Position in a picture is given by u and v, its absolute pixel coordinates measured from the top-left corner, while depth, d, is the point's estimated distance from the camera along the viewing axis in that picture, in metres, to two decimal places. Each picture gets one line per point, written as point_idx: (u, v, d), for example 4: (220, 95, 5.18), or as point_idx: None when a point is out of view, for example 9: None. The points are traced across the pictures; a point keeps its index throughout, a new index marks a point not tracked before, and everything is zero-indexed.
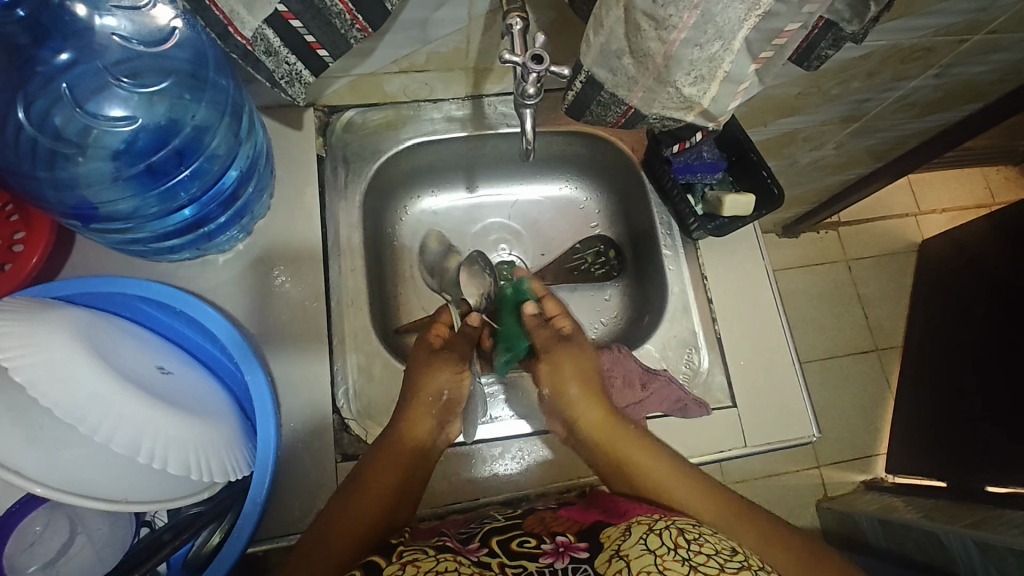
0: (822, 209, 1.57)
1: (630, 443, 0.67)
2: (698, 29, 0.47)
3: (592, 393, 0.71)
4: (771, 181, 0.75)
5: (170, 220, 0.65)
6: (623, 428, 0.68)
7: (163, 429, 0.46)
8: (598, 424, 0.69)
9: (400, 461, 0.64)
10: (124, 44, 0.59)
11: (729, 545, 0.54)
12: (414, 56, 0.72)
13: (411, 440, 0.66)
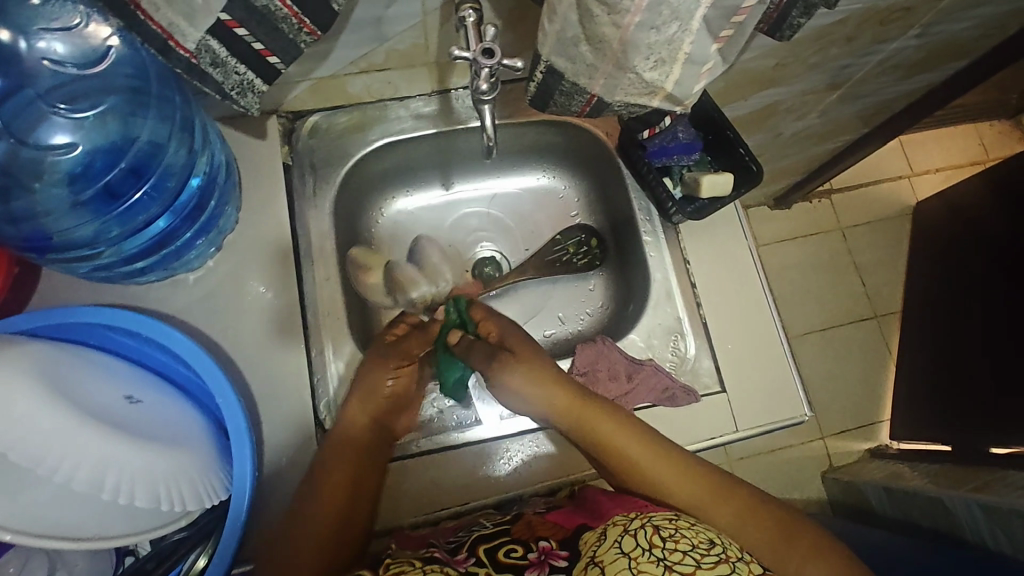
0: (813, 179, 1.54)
1: (603, 425, 0.64)
2: (652, 12, 0.45)
3: (548, 379, 0.66)
4: (749, 158, 0.74)
5: (134, 242, 0.63)
6: (591, 406, 0.65)
7: (124, 463, 0.47)
8: (566, 405, 0.65)
9: (353, 455, 0.63)
10: (56, 68, 0.57)
11: (707, 537, 0.55)
12: (373, 55, 0.70)
13: (359, 432, 0.65)
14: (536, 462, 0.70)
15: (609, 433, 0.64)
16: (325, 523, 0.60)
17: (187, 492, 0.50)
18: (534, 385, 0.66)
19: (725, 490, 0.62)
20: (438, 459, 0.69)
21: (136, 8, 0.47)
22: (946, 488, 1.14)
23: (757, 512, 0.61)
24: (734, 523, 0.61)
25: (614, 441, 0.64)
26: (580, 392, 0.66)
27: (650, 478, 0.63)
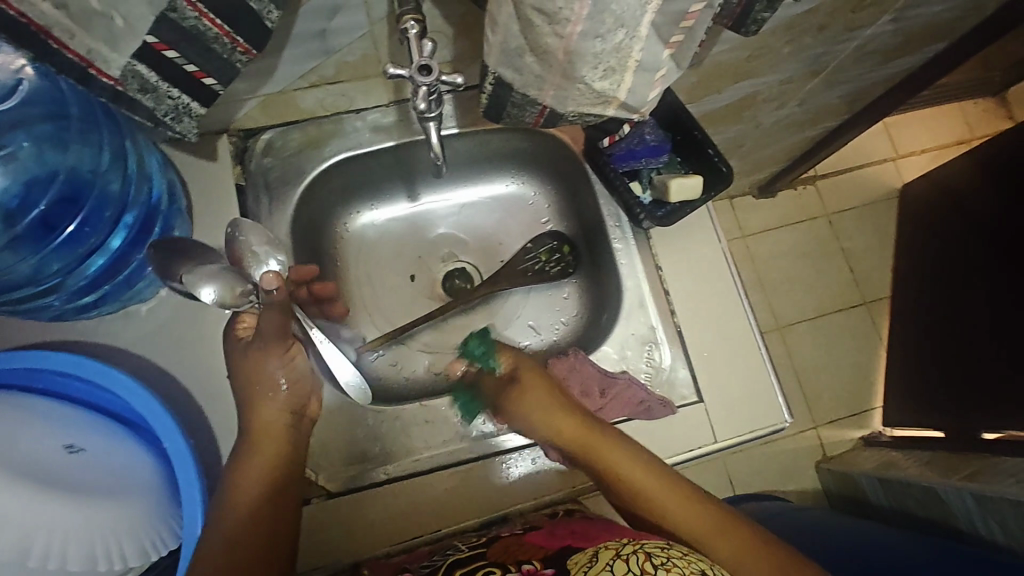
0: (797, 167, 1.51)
1: (608, 443, 0.62)
2: (595, 20, 0.42)
3: (559, 405, 0.65)
4: (718, 159, 0.71)
5: (79, 278, 0.61)
6: (596, 435, 0.63)
7: (52, 529, 0.48)
8: (573, 430, 0.63)
9: (272, 451, 0.59)
10: None
11: (700, 568, 0.49)
12: (321, 68, 0.67)
13: (272, 432, 0.60)
14: (507, 487, 0.68)
15: (611, 453, 0.61)
16: (249, 533, 0.54)
17: (126, 549, 0.52)
18: (533, 396, 0.66)
19: (729, 524, 0.58)
20: (403, 487, 0.67)
21: (45, 36, 0.44)
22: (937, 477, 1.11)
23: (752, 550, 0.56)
24: (730, 557, 0.56)
25: (619, 466, 0.61)
26: (583, 421, 0.64)
27: (654, 498, 0.60)
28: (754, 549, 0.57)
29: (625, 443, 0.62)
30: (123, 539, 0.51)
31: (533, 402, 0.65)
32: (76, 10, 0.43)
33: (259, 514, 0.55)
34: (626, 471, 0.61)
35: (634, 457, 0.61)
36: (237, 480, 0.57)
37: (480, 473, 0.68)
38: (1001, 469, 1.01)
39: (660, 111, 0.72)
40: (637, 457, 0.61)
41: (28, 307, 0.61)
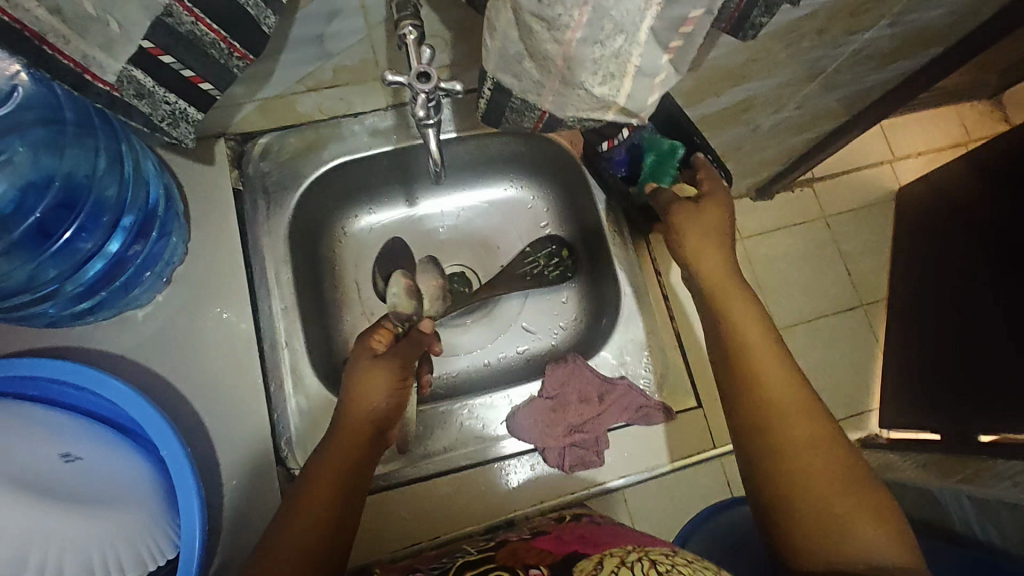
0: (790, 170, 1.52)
1: (809, 401, 0.58)
2: (594, 27, 0.42)
3: (716, 237, 0.67)
4: (715, 165, 0.69)
5: (76, 283, 0.60)
6: (755, 356, 0.60)
7: (47, 539, 0.49)
8: (779, 386, 0.58)
9: (355, 447, 0.58)
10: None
11: (706, 574, 0.47)
12: (319, 72, 0.66)
13: (364, 419, 0.59)
14: (506, 493, 0.67)
15: (794, 418, 0.57)
16: (315, 513, 0.53)
17: (124, 556, 0.51)
18: (735, 328, 0.62)
19: (860, 488, 0.54)
20: (404, 491, 0.67)
21: (40, 43, 0.43)
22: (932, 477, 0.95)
23: (866, 492, 0.54)
24: (862, 529, 0.52)
25: (765, 386, 0.59)
26: (775, 340, 0.61)
27: (823, 487, 0.54)
28: (871, 496, 0.54)
29: (809, 395, 0.59)
30: (118, 548, 0.50)
31: (735, 312, 0.63)
32: (71, 16, 0.43)
33: (330, 508, 0.54)
34: (783, 413, 0.57)
35: (781, 379, 0.59)
36: (321, 465, 0.56)
37: (481, 476, 0.67)
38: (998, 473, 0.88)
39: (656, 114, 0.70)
40: (778, 388, 0.58)
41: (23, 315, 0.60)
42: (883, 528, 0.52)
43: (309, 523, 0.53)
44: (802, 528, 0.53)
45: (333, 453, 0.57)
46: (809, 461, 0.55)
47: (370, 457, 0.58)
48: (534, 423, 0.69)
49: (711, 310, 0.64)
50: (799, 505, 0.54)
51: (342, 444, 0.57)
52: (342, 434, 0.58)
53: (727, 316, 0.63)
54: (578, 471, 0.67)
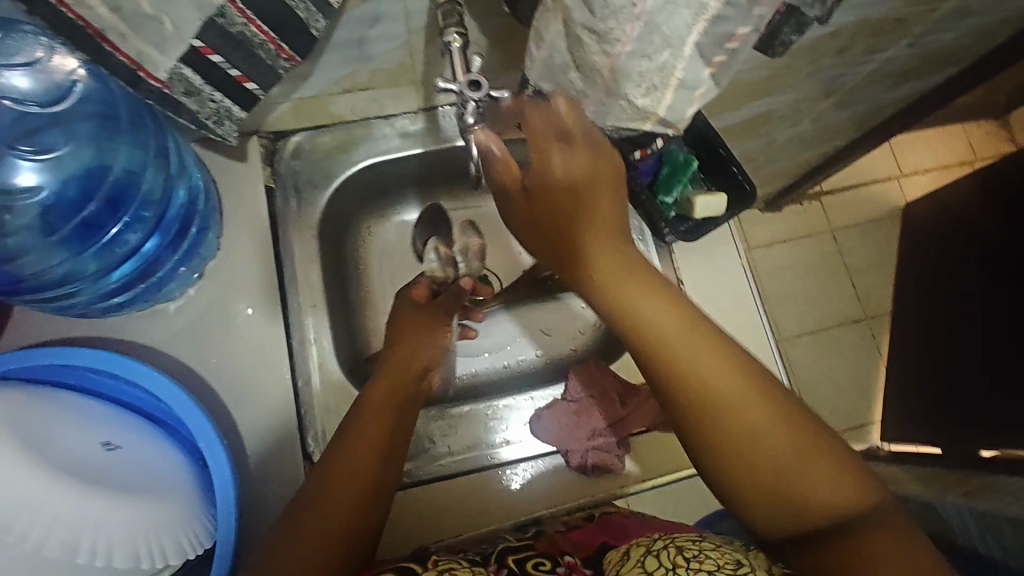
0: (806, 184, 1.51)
1: (748, 375, 0.50)
2: (643, 40, 0.44)
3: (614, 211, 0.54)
4: (742, 177, 0.72)
5: (113, 276, 0.61)
6: (667, 336, 0.50)
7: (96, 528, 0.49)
8: (715, 369, 0.49)
9: (386, 414, 0.58)
10: (16, 105, 0.55)
11: (734, 559, 0.50)
12: (357, 75, 0.68)
13: (393, 403, 0.59)
14: (530, 492, 0.68)
15: (741, 406, 0.49)
16: (339, 497, 0.52)
17: (166, 544, 0.51)
18: (644, 323, 0.51)
19: (814, 445, 0.48)
20: (430, 488, 0.67)
21: (99, 39, 0.44)
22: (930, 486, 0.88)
23: (822, 446, 0.48)
24: (822, 487, 0.47)
25: (700, 376, 0.49)
26: (675, 300, 0.52)
27: (781, 460, 0.47)
28: (826, 450, 0.48)
29: (742, 362, 0.50)
30: (162, 537, 0.51)
31: (636, 290, 0.52)
32: (131, 14, 0.43)
33: (360, 490, 0.53)
34: (721, 413, 0.49)
35: (716, 364, 0.49)
36: (344, 449, 0.54)
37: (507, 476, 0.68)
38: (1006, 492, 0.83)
39: (689, 132, 0.73)
40: (720, 372, 0.49)
41: (63, 307, 0.61)
42: (842, 477, 0.47)
43: (342, 487, 0.53)
44: (772, 507, 0.48)
45: (364, 421, 0.57)
46: (757, 447, 0.48)
47: (402, 420, 0.59)
48: (559, 425, 0.69)
49: (621, 321, 0.52)
50: (768, 493, 0.48)
51: (375, 411, 0.58)
52: (380, 398, 0.59)
53: (633, 305, 0.51)
54: (600, 475, 0.68)
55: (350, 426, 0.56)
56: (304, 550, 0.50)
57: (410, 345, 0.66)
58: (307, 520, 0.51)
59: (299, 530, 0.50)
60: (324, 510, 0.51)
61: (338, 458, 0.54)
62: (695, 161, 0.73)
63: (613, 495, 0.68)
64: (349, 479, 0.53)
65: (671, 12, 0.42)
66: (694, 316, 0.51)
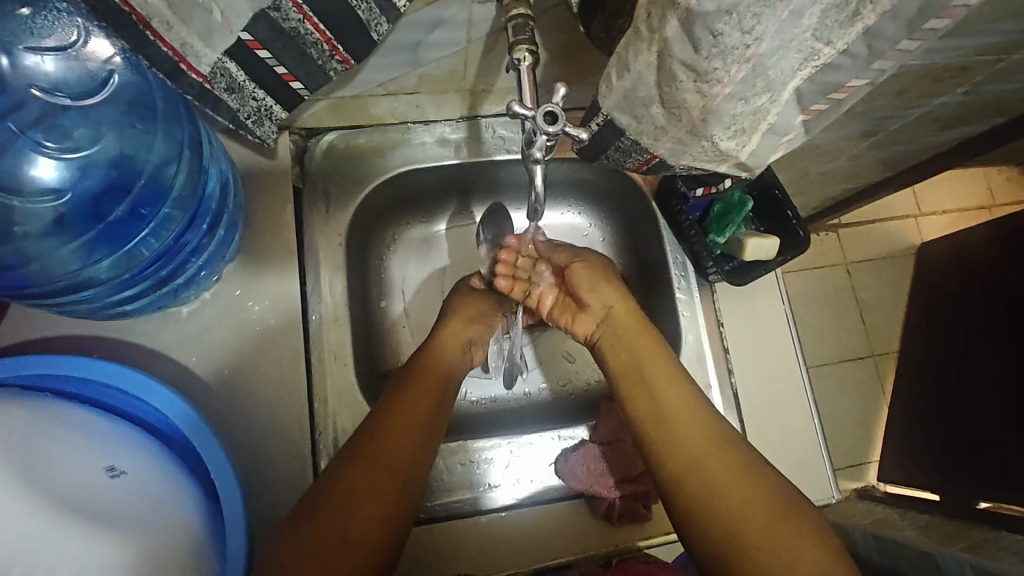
0: (839, 226, 1.42)
1: (731, 451, 0.55)
2: (746, 84, 0.40)
3: (609, 276, 0.67)
4: (796, 222, 0.68)
5: (128, 282, 0.56)
6: (668, 396, 0.59)
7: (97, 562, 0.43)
8: (699, 438, 0.56)
9: (415, 420, 0.57)
10: (46, 96, 0.54)
11: None
12: (404, 79, 0.64)
13: (434, 389, 0.60)
14: (550, 535, 0.65)
15: (722, 467, 0.54)
16: (380, 481, 0.52)
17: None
18: (656, 394, 0.59)
19: (788, 513, 0.51)
20: (446, 525, 0.64)
21: (145, 27, 0.39)
22: (931, 540, 0.77)
23: (797, 519, 0.51)
24: (807, 558, 0.48)
25: (694, 434, 0.56)
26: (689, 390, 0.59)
27: (761, 525, 0.50)
28: (804, 526, 0.50)
29: (727, 438, 0.56)
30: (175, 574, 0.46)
31: (642, 359, 0.61)
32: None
33: (399, 467, 0.53)
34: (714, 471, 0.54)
35: (701, 433, 0.56)
36: (383, 428, 0.55)
37: (527, 518, 0.65)
38: (1005, 547, 0.72)
39: (752, 183, 0.70)
40: (704, 441, 0.56)
41: (68, 310, 0.55)
42: (820, 550, 0.49)
43: (362, 483, 0.51)
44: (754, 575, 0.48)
45: (392, 424, 0.55)
46: (738, 503, 0.52)
47: (430, 431, 0.57)
48: (587, 469, 0.66)
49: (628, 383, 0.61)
50: (742, 555, 0.49)
51: (405, 410, 0.57)
52: (404, 398, 0.58)
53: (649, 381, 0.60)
54: (623, 524, 0.65)
55: (375, 425, 0.55)
56: (324, 526, 0.48)
57: (442, 362, 0.63)
58: (342, 497, 0.50)
59: (308, 522, 0.48)
60: (340, 508, 0.49)
61: (377, 439, 0.54)
62: (751, 201, 0.69)
63: (632, 544, 0.65)
64: (372, 476, 0.52)
65: (783, 55, 0.38)
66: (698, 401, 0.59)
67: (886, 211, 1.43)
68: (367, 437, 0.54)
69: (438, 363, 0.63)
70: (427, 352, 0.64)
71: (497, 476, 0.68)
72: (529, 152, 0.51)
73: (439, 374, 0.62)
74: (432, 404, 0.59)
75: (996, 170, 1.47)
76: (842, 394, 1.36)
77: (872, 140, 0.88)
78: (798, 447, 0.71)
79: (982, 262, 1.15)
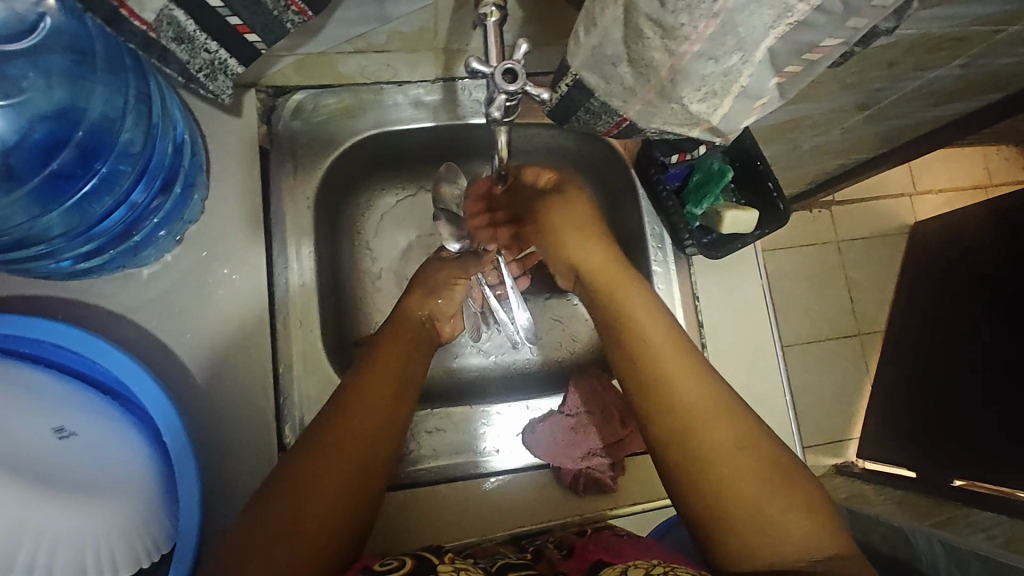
0: (832, 203, 1.40)
1: (733, 417, 0.51)
2: (715, 41, 0.37)
3: (590, 229, 0.61)
4: (777, 195, 0.67)
5: (83, 239, 0.55)
6: (658, 357, 0.54)
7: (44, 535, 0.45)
8: (701, 404, 0.52)
9: (380, 398, 0.55)
10: None
11: None
12: (373, 35, 0.61)
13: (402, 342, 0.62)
14: (513, 504, 0.65)
15: (722, 433, 0.50)
16: (357, 433, 0.52)
17: (117, 553, 0.49)
18: (653, 357, 0.54)
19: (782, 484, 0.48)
20: (411, 492, 0.64)
21: None
22: (901, 516, 0.77)
23: (792, 485, 0.49)
24: (797, 532, 0.46)
25: (686, 403, 0.52)
26: (673, 338, 0.55)
27: (752, 496, 0.48)
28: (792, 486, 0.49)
29: (730, 401, 0.52)
30: (122, 541, 0.49)
31: (637, 315, 0.56)
32: None
33: (377, 417, 0.54)
34: (704, 441, 0.50)
35: (705, 399, 0.52)
36: (360, 379, 0.56)
37: (491, 487, 0.65)
38: (974, 524, 0.72)
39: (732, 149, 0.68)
40: (706, 405, 0.51)
41: (24, 269, 0.55)
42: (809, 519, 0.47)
43: (339, 452, 0.51)
44: (745, 547, 0.47)
45: (357, 404, 0.54)
46: (729, 475, 0.49)
47: (394, 411, 0.56)
48: (554, 439, 0.67)
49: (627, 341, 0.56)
50: (729, 526, 0.48)
51: (368, 393, 0.55)
52: (371, 383, 0.56)
53: (645, 347, 0.54)
54: (591, 494, 0.66)
55: (341, 402, 0.54)
56: (305, 502, 0.48)
57: (400, 349, 0.61)
58: (325, 461, 0.50)
59: (279, 506, 0.47)
60: (308, 504, 0.48)
61: (358, 394, 0.55)
62: (730, 171, 0.67)
63: (598, 514, 0.65)
64: (337, 453, 0.51)
65: (754, 12, 0.35)
66: (685, 347, 0.55)
67: (880, 189, 1.41)
68: (328, 423, 0.53)
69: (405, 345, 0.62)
70: (392, 335, 0.63)
71: (487, 444, 0.69)
72: (488, 113, 0.49)
73: (400, 356, 0.60)
74: (393, 381, 0.57)
75: (993, 150, 1.44)
76: (826, 373, 1.35)
77: (866, 113, 0.85)
78: (770, 423, 0.71)
79: (972, 243, 1.13)
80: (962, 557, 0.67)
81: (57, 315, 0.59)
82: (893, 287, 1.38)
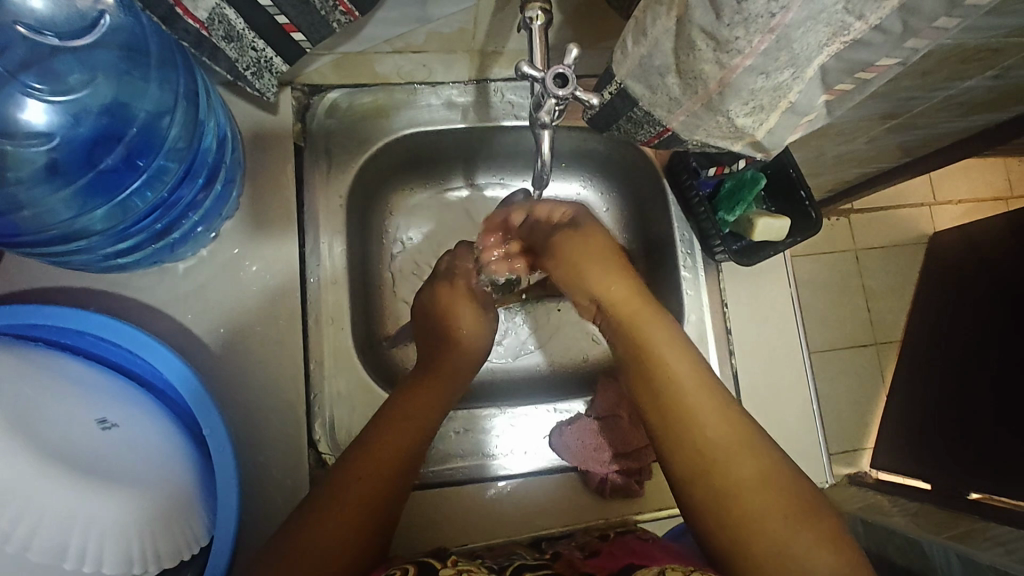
0: (852, 212, 1.39)
1: (746, 431, 0.53)
2: (768, 56, 0.37)
3: (615, 266, 0.63)
4: (809, 204, 0.67)
5: (127, 235, 0.55)
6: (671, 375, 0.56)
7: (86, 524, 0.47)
8: (720, 424, 0.53)
9: (421, 408, 0.58)
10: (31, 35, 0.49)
11: None
12: (411, 35, 0.61)
13: (451, 360, 0.64)
14: (538, 506, 0.66)
15: (729, 447, 0.52)
16: (398, 440, 0.55)
17: (159, 546, 0.49)
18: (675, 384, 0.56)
19: (798, 502, 0.49)
20: (437, 491, 0.64)
21: None
22: (921, 528, 0.77)
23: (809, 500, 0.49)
24: (807, 547, 0.47)
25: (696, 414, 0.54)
26: (689, 356, 0.58)
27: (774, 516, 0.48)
28: (801, 500, 0.49)
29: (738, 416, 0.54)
30: (160, 535, 0.50)
31: (655, 335, 0.58)
32: None
33: (419, 425, 0.57)
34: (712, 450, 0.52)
35: (715, 414, 0.54)
36: (409, 392, 0.59)
37: (517, 490, 0.66)
38: (994, 537, 0.71)
39: (768, 160, 0.68)
40: (718, 422, 0.53)
41: (63, 261, 0.55)
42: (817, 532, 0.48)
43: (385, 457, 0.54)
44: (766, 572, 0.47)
45: (404, 413, 0.57)
46: (734, 482, 0.50)
47: (431, 424, 0.58)
48: (582, 444, 0.66)
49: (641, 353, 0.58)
50: (733, 530, 0.49)
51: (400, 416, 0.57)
52: (410, 404, 0.58)
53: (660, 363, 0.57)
54: (616, 499, 0.66)
55: (389, 410, 0.57)
56: (347, 508, 0.50)
57: (452, 360, 0.64)
58: (371, 468, 0.53)
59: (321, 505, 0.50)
60: (343, 505, 0.51)
61: (406, 402, 0.58)
62: (764, 179, 0.66)
63: (622, 516, 0.66)
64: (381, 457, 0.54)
65: (810, 28, 0.35)
66: (701, 369, 0.57)
67: (899, 198, 1.39)
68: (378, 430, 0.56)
69: (445, 370, 0.63)
70: (433, 360, 0.64)
71: (500, 447, 0.69)
72: (535, 116, 0.49)
73: (449, 371, 0.63)
74: (437, 398, 0.60)
75: (1017, 161, 1.43)
76: (842, 381, 1.35)
77: (893, 122, 0.84)
78: (795, 432, 0.70)
79: (993, 254, 1.13)
80: (981, 570, 0.66)
81: (90, 306, 0.60)
82: (912, 296, 1.37)
